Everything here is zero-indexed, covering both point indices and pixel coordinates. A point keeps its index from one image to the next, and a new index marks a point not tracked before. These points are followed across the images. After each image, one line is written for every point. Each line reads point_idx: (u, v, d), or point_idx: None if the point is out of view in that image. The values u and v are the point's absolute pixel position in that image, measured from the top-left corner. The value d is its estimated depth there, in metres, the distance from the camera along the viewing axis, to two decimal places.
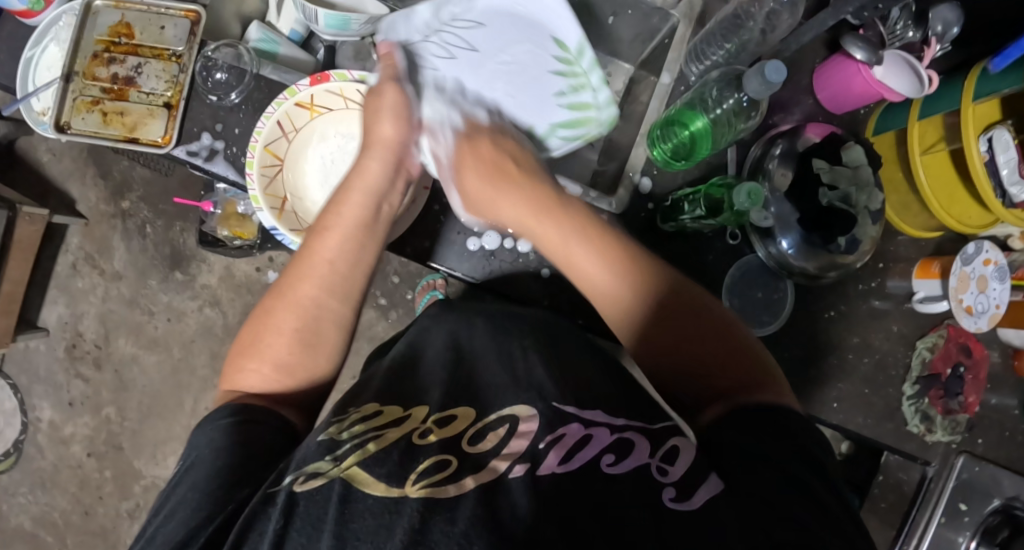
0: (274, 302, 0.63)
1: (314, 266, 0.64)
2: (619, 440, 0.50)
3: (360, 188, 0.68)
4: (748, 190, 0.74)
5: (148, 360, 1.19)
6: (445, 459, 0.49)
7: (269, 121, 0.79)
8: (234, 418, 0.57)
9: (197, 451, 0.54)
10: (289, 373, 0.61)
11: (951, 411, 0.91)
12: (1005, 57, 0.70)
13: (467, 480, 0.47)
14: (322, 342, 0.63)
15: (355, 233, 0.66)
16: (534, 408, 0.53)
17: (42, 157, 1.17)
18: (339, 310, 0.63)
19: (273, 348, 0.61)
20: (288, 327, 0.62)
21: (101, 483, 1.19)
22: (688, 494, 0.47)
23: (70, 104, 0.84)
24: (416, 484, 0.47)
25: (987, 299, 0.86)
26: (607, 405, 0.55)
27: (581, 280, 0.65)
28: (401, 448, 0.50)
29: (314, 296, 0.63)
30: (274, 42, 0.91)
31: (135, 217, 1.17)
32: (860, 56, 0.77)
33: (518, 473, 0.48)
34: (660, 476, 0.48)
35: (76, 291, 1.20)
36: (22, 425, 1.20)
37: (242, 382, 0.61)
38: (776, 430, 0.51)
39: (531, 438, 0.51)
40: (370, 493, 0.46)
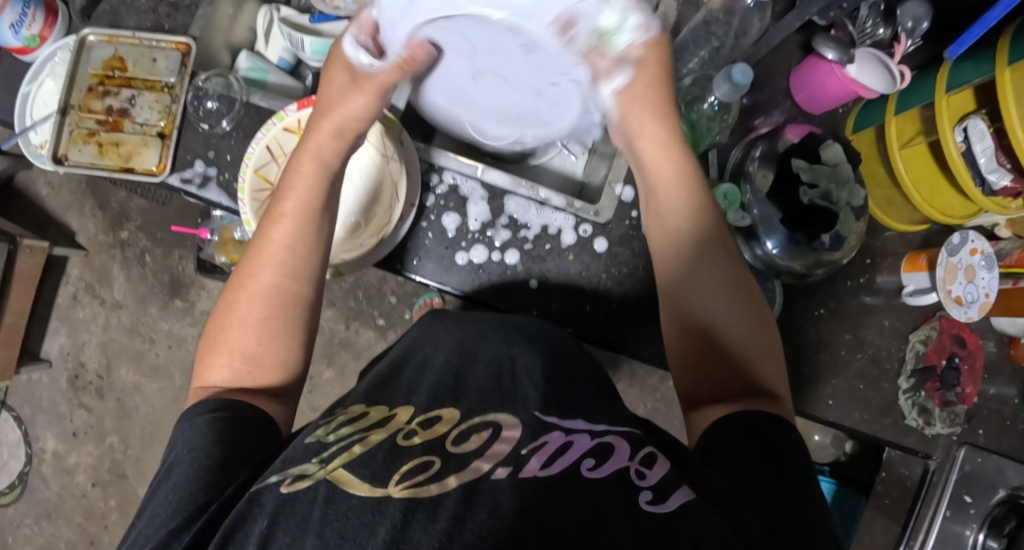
0: (237, 295, 0.64)
1: (272, 252, 0.65)
2: (597, 445, 0.52)
3: (311, 166, 0.69)
4: (725, 191, 0.84)
5: (149, 388, 1.20)
6: (429, 460, 0.50)
7: (258, 146, 0.81)
8: (216, 413, 0.58)
9: (177, 449, 0.56)
10: (258, 363, 0.63)
11: (949, 402, 0.90)
12: (960, 43, 0.67)
13: (450, 480, 0.48)
14: (291, 332, 0.64)
15: (310, 216, 0.67)
16: (518, 419, 0.54)
17: (41, 190, 1.20)
18: (302, 289, 0.65)
19: (240, 340, 0.63)
20: (255, 318, 0.63)
21: (106, 512, 1.20)
22: (665, 496, 0.48)
23: (67, 136, 0.87)
24: (399, 485, 0.48)
25: (976, 288, 0.86)
26: (587, 414, 0.58)
27: (675, 232, 0.67)
28: (385, 449, 0.52)
29: (274, 282, 0.64)
30: (263, 70, 0.93)
31: (134, 246, 1.20)
32: (832, 56, 0.79)
33: (501, 475, 0.49)
34: (637, 480, 0.49)
35: (77, 321, 1.21)
36: (27, 457, 1.21)
37: (213, 378, 0.62)
38: (759, 449, 0.54)
39: (514, 443, 0.52)
40: (354, 493, 0.48)
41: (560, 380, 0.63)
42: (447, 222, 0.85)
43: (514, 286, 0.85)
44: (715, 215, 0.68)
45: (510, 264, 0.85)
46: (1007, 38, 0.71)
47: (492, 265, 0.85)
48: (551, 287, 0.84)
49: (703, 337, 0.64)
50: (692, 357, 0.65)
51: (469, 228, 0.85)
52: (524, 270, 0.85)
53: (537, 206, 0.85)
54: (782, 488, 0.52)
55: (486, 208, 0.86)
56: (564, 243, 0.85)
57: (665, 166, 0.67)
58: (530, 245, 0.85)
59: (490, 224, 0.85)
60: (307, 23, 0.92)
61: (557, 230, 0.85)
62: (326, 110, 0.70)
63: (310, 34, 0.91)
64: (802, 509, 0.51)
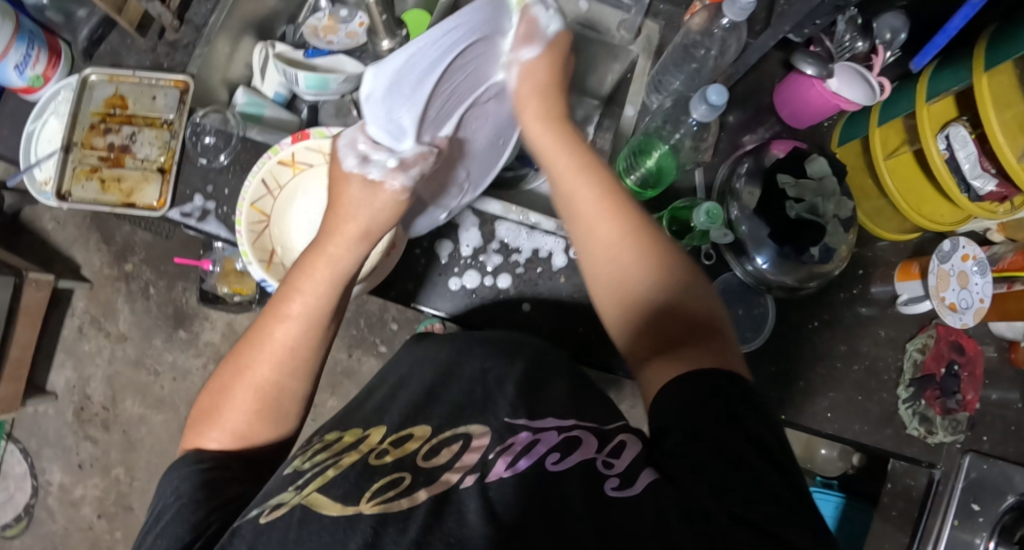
0: (234, 383, 0.62)
1: (272, 352, 0.62)
2: (565, 439, 0.55)
3: (322, 272, 0.64)
4: (707, 210, 0.78)
5: (155, 420, 1.22)
6: (400, 475, 0.54)
7: (254, 179, 0.82)
8: (203, 464, 0.60)
9: (165, 498, 0.57)
10: (246, 438, 0.63)
11: (950, 410, 0.89)
12: (925, 55, 0.74)
13: (420, 493, 0.52)
14: (282, 415, 0.63)
15: (314, 323, 0.63)
16: (487, 426, 0.58)
17: (47, 225, 1.22)
18: (295, 385, 0.63)
19: (230, 418, 0.62)
20: (249, 405, 0.62)
21: (112, 544, 1.21)
22: (631, 481, 0.51)
23: (70, 173, 0.90)
24: (370, 501, 0.51)
25: (969, 294, 0.85)
26: (557, 410, 0.60)
27: (593, 245, 0.64)
28: (358, 469, 0.55)
29: (271, 377, 0.62)
30: (259, 105, 0.96)
31: (139, 279, 1.22)
32: (812, 71, 0.81)
33: (468, 483, 0.52)
34: (604, 469, 0.52)
35: (83, 353, 1.23)
36: (33, 489, 1.22)
37: (204, 440, 0.62)
38: (714, 398, 0.53)
39: (482, 450, 0.55)
40: (327, 514, 0.50)
41: (539, 383, 0.65)
42: (441, 249, 0.86)
43: (509, 308, 0.85)
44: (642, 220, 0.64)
45: (502, 288, 0.86)
46: (982, 43, 0.73)
47: (484, 290, 0.86)
48: (544, 308, 0.85)
49: (651, 325, 0.61)
50: (643, 326, 0.61)
51: (462, 254, 0.86)
52: (516, 294, 0.86)
53: (528, 230, 0.87)
54: (734, 452, 0.50)
55: (478, 233, 0.87)
56: (557, 265, 0.86)
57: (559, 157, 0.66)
58: (521, 269, 0.86)
59: (482, 249, 0.86)
60: (301, 58, 0.95)
61: (549, 253, 0.86)
62: (340, 213, 0.66)
63: (304, 69, 0.93)
64: (767, 478, 0.50)
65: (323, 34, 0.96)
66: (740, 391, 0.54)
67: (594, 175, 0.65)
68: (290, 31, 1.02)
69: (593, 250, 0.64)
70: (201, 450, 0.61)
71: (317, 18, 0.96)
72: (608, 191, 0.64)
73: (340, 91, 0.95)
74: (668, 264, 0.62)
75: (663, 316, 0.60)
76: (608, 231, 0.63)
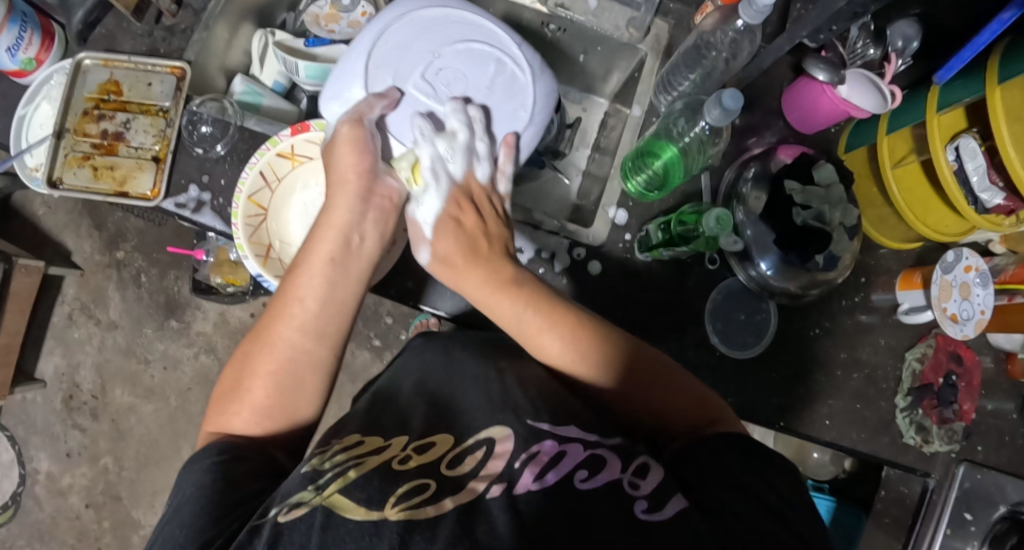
0: (255, 347, 0.65)
1: (287, 308, 0.66)
2: (591, 456, 0.55)
3: (331, 226, 0.69)
4: (717, 215, 0.77)
5: (144, 410, 1.20)
6: (424, 482, 0.54)
7: (252, 171, 0.79)
8: (219, 457, 0.59)
9: (184, 492, 0.56)
10: (268, 416, 0.63)
11: (947, 420, 0.90)
12: (948, 69, 0.72)
13: (445, 501, 0.52)
14: (302, 389, 0.65)
15: (325, 269, 0.67)
16: (509, 429, 0.58)
17: (37, 210, 1.20)
18: (317, 351, 0.65)
19: (252, 393, 0.63)
20: (268, 371, 0.64)
21: (99, 534, 1.20)
22: (661, 505, 0.51)
23: (62, 160, 0.87)
24: (395, 508, 0.51)
25: (971, 305, 0.86)
26: (582, 420, 0.59)
27: (545, 357, 0.67)
28: (382, 474, 0.55)
29: (291, 339, 0.65)
30: (258, 94, 0.92)
31: (130, 267, 1.20)
32: (823, 77, 0.79)
33: (495, 493, 0.53)
34: (631, 490, 0.52)
35: (72, 341, 1.21)
36: (20, 477, 1.20)
37: (231, 422, 0.63)
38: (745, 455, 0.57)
39: (507, 458, 0.55)
40: (351, 518, 0.50)
41: (556, 387, 0.64)
42: None
43: None
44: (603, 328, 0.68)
45: None
46: (996, 57, 0.72)
47: None
48: None
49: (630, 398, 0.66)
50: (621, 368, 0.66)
51: None
52: None
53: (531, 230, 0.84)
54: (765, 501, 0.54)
55: None
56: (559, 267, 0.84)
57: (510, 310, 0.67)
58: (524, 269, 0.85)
59: None
60: (302, 47, 0.93)
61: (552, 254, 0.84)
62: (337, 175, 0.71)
63: (305, 58, 0.92)
64: (798, 526, 0.53)
65: (324, 22, 0.92)
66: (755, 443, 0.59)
67: (555, 316, 0.67)
68: (291, 19, 0.99)
69: (552, 370, 0.67)
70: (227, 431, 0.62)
71: (318, 5, 0.91)
72: (567, 330, 0.66)
73: None
74: (611, 342, 0.67)
75: (638, 389, 0.66)
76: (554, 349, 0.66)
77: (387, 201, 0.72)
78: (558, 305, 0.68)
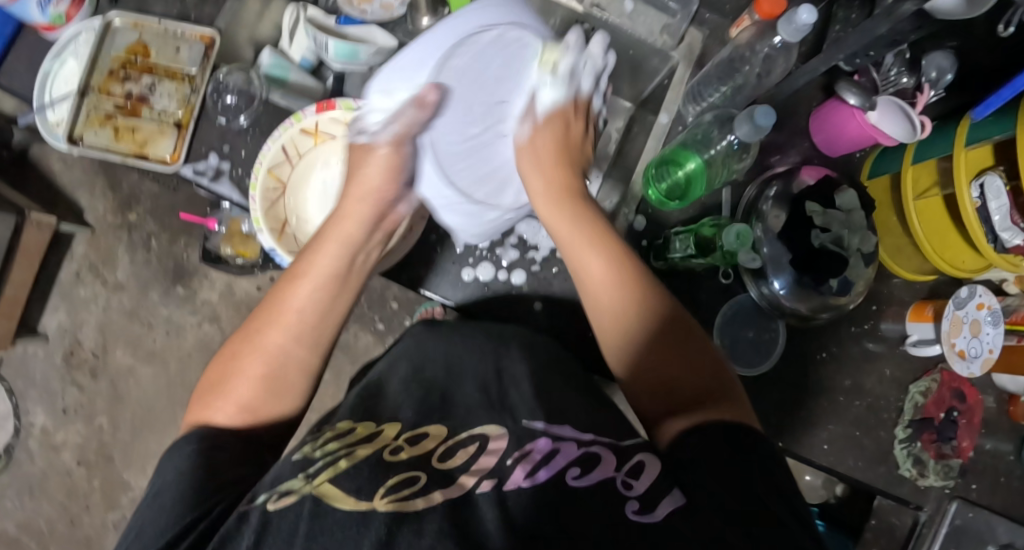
0: (243, 346, 0.64)
1: (282, 315, 0.64)
2: (584, 454, 0.55)
3: (337, 238, 0.68)
4: (737, 231, 0.77)
5: (143, 373, 1.20)
6: (414, 475, 0.53)
7: (274, 144, 0.78)
8: (200, 445, 0.59)
9: (165, 476, 0.56)
10: (252, 413, 0.62)
11: (945, 455, 0.90)
12: (987, 106, 0.71)
13: (435, 494, 0.52)
14: (287, 387, 0.64)
15: (327, 284, 0.66)
16: (503, 428, 0.58)
17: (54, 165, 1.19)
18: (304, 356, 0.65)
19: (237, 389, 0.62)
20: (256, 371, 0.63)
21: (89, 492, 1.20)
22: (652, 506, 0.50)
23: (83, 117, 0.87)
24: (385, 498, 0.51)
25: (980, 343, 0.85)
26: (574, 421, 0.60)
27: (596, 312, 0.65)
28: (372, 464, 0.54)
29: (283, 344, 0.64)
30: (284, 68, 0.89)
31: (141, 230, 1.20)
32: (854, 101, 0.78)
33: (486, 488, 0.52)
34: (624, 489, 0.51)
35: (77, 299, 1.21)
36: (14, 429, 1.20)
37: (212, 413, 0.62)
38: (737, 449, 0.54)
39: (500, 455, 0.55)
40: (340, 507, 0.50)
41: (551, 381, 0.66)
42: (457, 238, 0.84)
43: (520, 305, 0.84)
44: (657, 303, 0.64)
45: (516, 284, 0.84)
46: None
47: (497, 284, 0.84)
48: (555, 312, 0.84)
49: (665, 384, 0.61)
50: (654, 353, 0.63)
51: (477, 246, 0.84)
52: (530, 292, 0.84)
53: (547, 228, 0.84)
54: (752, 499, 0.50)
55: None
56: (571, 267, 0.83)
57: (568, 243, 0.66)
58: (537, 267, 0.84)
59: (499, 243, 0.84)
60: (332, 25, 0.91)
61: None
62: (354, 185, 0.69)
63: (334, 36, 0.89)
64: (786, 523, 0.49)
65: (356, 1, 0.89)
66: (754, 433, 0.55)
67: (610, 264, 0.65)
68: None
69: (601, 317, 0.65)
70: (207, 423, 0.61)
71: None
72: (620, 274, 0.64)
73: (370, 63, 0.90)
74: (658, 306, 0.64)
75: (666, 358, 0.62)
76: (607, 297, 0.64)
77: (391, 223, 0.73)
78: (611, 245, 0.66)
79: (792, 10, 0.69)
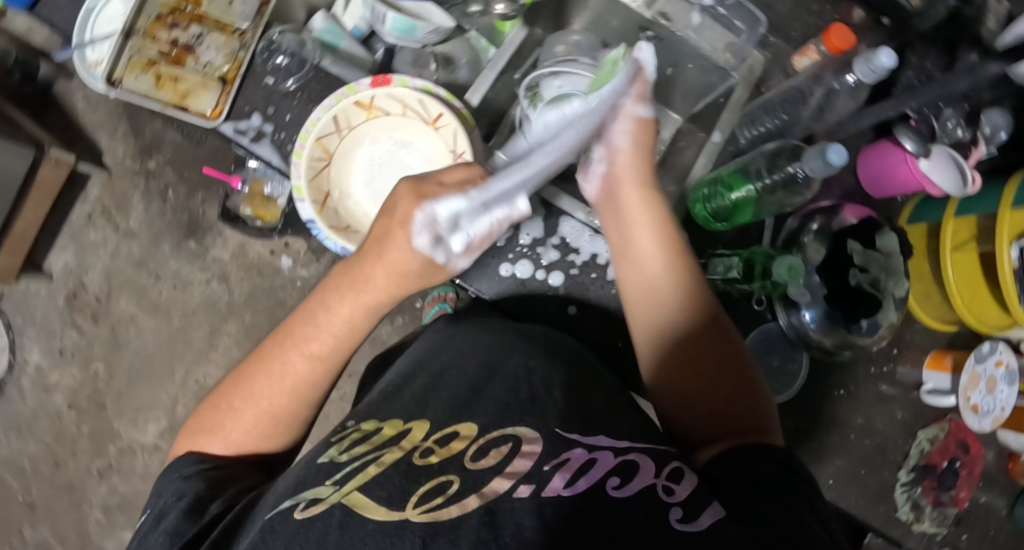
0: (241, 389, 0.65)
1: (281, 369, 0.65)
2: (622, 463, 0.54)
3: (347, 302, 0.66)
4: (788, 263, 0.77)
5: (145, 324, 1.18)
6: (447, 479, 0.53)
7: (325, 114, 0.75)
8: (197, 468, 0.62)
9: (165, 499, 0.60)
10: (245, 447, 0.65)
11: (942, 503, 0.91)
12: None
13: (471, 499, 0.51)
14: (281, 430, 0.66)
15: (327, 349, 0.65)
16: (537, 433, 0.57)
17: (77, 103, 1.16)
18: (299, 408, 0.66)
19: (232, 426, 0.64)
20: (251, 416, 0.64)
21: (77, 438, 1.18)
22: (695, 515, 0.51)
23: (125, 61, 0.84)
24: (416, 509, 0.51)
25: (993, 399, 0.87)
26: (609, 429, 0.59)
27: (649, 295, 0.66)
28: (401, 470, 0.54)
29: (277, 397, 0.64)
30: (337, 35, 0.90)
31: (159, 179, 1.17)
32: (911, 147, 0.77)
33: (523, 493, 0.52)
34: (665, 496, 0.52)
35: (86, 242, 1.18)
36: (8, 365, 1.17)
37: (207, 444, 0.65)
38: (769, 467, 0.55)
39: (535, 459, 0.55)
40: (370, 518, 0.50)
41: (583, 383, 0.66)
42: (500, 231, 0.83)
43: (555, 306, 0.83)
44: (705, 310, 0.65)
45: (553, 285, 0.83)
46: None
47: (534, 283, 0.83)
48: (590, 315, 0.82)
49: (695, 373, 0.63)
50: (666, 355, 0.64)
51: (519, 241, 0.83)
52: (564, 294, 0.83)
53: (591, 233, 0.83)
54: (784, 511, 0.52)
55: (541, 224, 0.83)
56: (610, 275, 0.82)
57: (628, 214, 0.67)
58: (576, 270, 0.83)
59: (541, 241, 0.83)
60: None
61: (607, 261, 0.82)
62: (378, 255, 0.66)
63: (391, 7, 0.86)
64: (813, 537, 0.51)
65: None
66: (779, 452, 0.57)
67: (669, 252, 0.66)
68: None
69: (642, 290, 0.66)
70: (202, 453, 0.64)
71: None
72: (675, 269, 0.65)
73: (425, 40, 0.89)
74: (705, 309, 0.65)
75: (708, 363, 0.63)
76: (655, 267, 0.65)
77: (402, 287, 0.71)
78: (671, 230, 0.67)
79: (871, 52, 0.69)
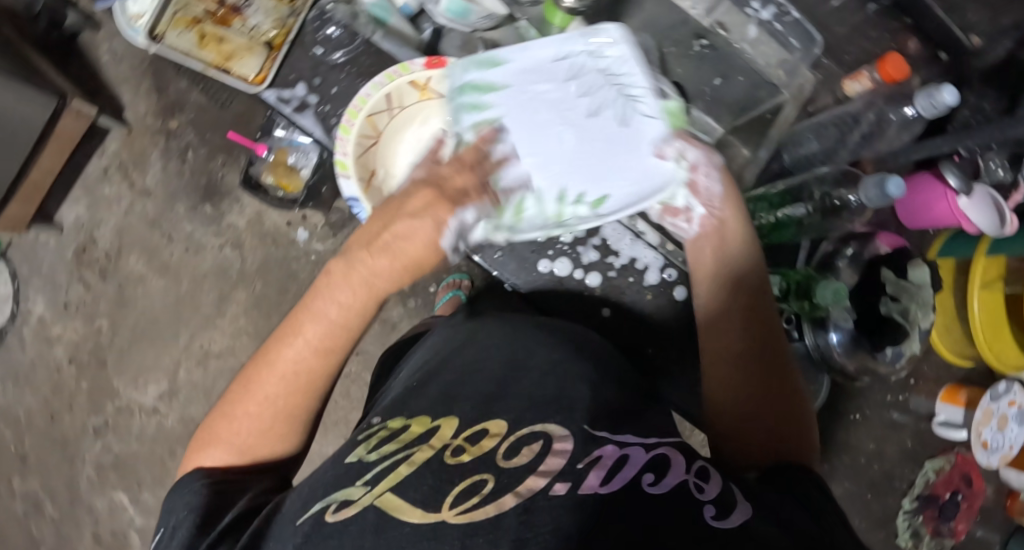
0: (238, 395, 0.59)
1: (278, 368, 0.59)
2: (653, 459, 0.53)
3: (347, 279, 0.59)
4: (834, 288, 0.78)
5: (154, 284, 1.16)
6: (481, 479, 0.51)
7: (378, 92, 0.75)
8: (205, 483, 0.57)
9: (176, 517, 0.56)
10: (250, 452, 0.59)
11: (940, 534, 0.94)
12: None
13: (507, 498, 0.49)
14: (286, 432, 0.60)
15: (325, 339, 0.59)
16: (568, 429, 0.54)
17: (102, 55, 1.13)
18: (304, 401, 0.60)
19: (234, 432, 0.59)
20: (254, 421, 0.59)
21: (74, 393, 1.15)
22: (728, 511, 0.49)
23: (169, 16, 0.83)
24: (453, 510, 0.49)
25: (1003, 437, 0.87)
26: (635, 428, 0.57)
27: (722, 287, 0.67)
28: (433, 468, 0.52)
29: (276, 395, 0.59)
30: (387, 10, 0.83)
31: (180, 139, 1.14)
32: (953, 182, 0.77)
33: (560, 490, 0.49)
34: (697, 493, 0.50)
35: (100, 197, 1.15)
36: (11, 314, 1.15)
37: (207, 457, 0.59)
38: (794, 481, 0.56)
39: (567, 457, 0.52)
40: (405, 520, 0.48)
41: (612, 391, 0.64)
42: None
43: (590, 307, 0.83)
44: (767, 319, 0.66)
45: (589, 285, 0.83)
46: None
47: (572, 282, 0.83)
48: (623, 319, 0.82)
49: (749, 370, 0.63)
50: (733, 347, 0.64)
51: (561, 239, 0.82)
52: (600, 297, 0.82)
53: (632, 237, 0.82)
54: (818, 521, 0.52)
55: None
56: (648, 281, 0.82)
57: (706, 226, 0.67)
58: (614, 273, 0.82)
59: (582, 241, 0.82)
60: None
61: (644, 266, 0.82)
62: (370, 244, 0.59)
63: None
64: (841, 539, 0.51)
65: None
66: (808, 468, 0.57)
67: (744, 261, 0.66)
68: None
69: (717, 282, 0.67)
70: (205, 467, 0.59)
71: None
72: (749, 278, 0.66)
73: (476, 25, 0.87)
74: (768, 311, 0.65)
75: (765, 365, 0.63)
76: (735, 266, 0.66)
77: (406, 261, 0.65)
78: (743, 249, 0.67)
79: (936, 88, 0.70)
